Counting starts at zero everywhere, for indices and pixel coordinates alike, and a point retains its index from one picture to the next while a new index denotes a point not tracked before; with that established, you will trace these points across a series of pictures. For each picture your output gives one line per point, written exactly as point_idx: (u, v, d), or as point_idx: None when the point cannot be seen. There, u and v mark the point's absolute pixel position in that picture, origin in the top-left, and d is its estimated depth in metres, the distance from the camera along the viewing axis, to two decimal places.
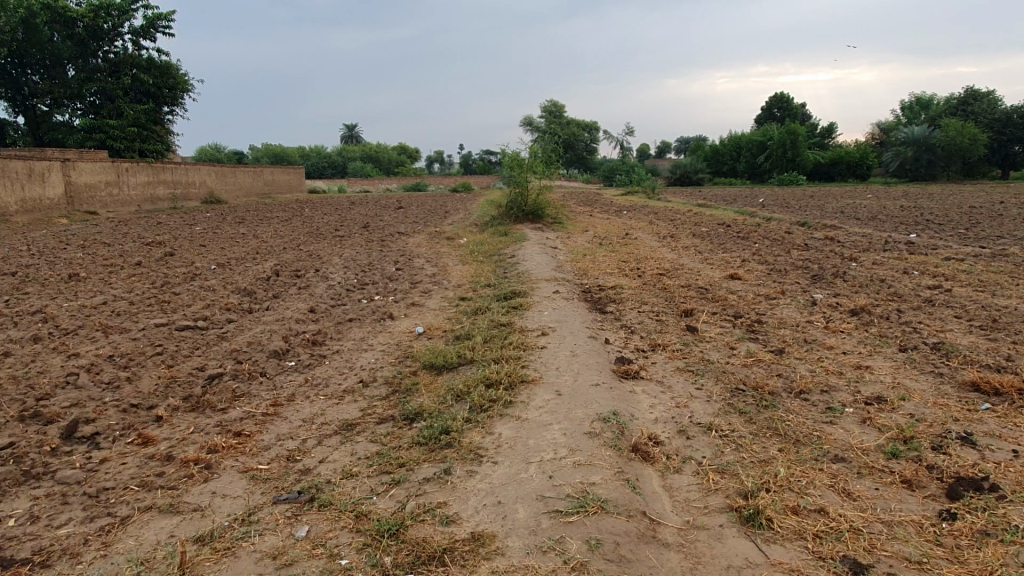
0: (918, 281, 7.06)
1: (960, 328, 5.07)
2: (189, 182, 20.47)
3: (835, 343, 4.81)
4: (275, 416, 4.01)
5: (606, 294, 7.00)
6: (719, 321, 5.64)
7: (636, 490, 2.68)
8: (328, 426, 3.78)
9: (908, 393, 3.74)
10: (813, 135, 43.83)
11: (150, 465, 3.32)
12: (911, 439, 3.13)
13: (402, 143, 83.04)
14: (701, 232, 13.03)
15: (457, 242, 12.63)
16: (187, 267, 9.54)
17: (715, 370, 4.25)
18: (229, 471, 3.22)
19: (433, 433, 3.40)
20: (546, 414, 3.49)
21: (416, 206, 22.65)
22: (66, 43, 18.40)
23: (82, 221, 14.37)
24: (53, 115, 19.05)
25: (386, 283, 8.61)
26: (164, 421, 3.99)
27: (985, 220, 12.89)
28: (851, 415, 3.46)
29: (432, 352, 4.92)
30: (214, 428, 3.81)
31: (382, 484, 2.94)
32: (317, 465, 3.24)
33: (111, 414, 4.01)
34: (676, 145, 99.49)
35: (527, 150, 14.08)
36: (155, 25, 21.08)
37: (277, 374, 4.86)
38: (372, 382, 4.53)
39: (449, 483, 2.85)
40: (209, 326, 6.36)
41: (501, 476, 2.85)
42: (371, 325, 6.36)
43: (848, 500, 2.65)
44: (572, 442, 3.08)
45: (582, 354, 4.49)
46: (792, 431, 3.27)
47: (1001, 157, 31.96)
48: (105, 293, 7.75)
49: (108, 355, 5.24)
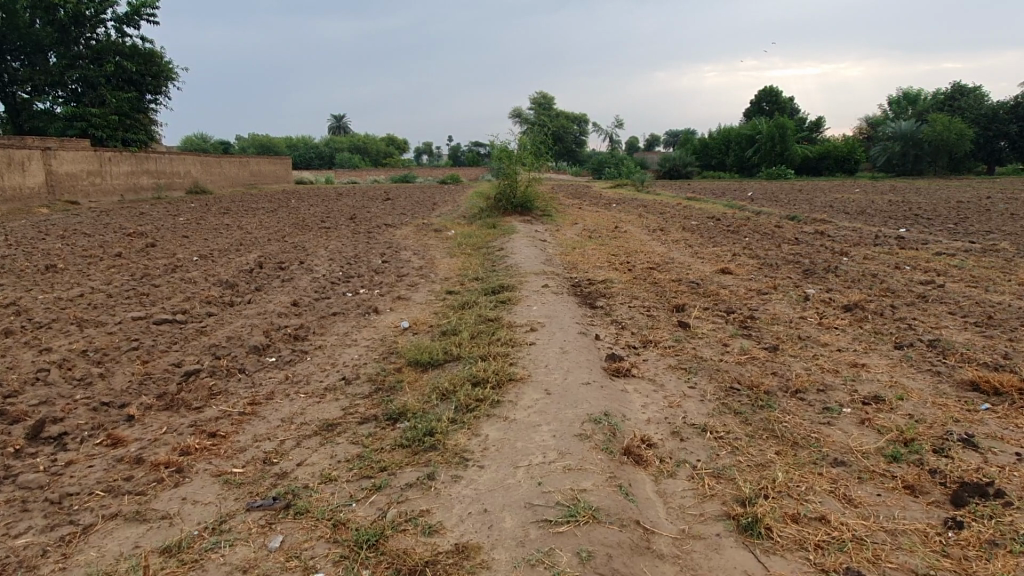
0: (911, 277, 7.00)
1: (955, 324, 5.01)
2: (173, 171, 20.05)
3: (829, 339, 4.72)
4: (252, 416, 3.84)
5: (596, 288, 6.89)
6: (711, 316, 5.55)
7: (629, 497, 2.56)
8: (307, 426, 3.62)
9: (906, 391, 3.67)
10: (802, 128, 43.94)
11: (117, 468, 3.15)
12: (912, 441, 3.04)
13: (391, 137, 82.43)
14: (690, 226, 12.93)
15: (444, 234, 12.45)
16: (168, 258, 9.29)
17: (709, 368, 4.14)
18: (201, 475, 3.06)
19: (417, 435, 3.25)
20: (534, 414, 3.36)
21: (404, 198, 22.44)
22: (47, 30, 17.82)
23: (62, 211, 14.01)
24: (33, 102, 18.53)
25: (372, 276, 8.42)
26: (135, 421, 3.80)
27: (972, 215, 12.97)
28: (848, 415, 3.37)
29: (418, 348, 4.77)
30: (188, 428, 3.63)
31: (363, 489, 2.79)
32: (295, 469, 3.09)
33: (80, 414, 3.84)
34: (665, 138, 99.47)
35: (517, 141, 13.88)
36: (140, 12, 20.58)
37: (256, 371, 4.68)
38: (355, 380, 4.37)
39: (432, 490, 2.71)
40: (188, 319, 6.16)
41: (488, 482, 2.71)
42: (356, 320, 6.19)
43: (849, 506, 2.55)
44: (561, 446, 2.95)
45: (572, 351, 4.37)
46: (789, 432, 3.16)
47: (987, 153, 32.17)
48: (82, 285, 7.49)
49: (81, 350, 5.04)
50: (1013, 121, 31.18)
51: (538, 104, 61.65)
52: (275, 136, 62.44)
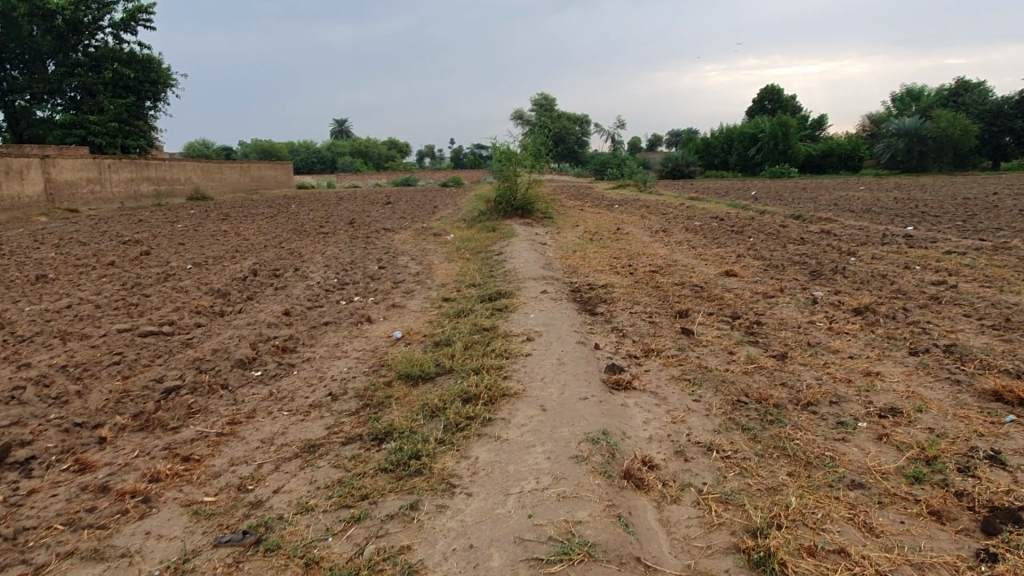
0: (922, 277, 6.76)
1: (972, 327, 4.78)
2: (174, 177, 19.88)
3: (840, 345, 4.49)
4: (230, 437, 3.64)
5: (597, 293, 6.67)
6: (716, 322, 5.31)
7: (629, 529, 2.34)
8: (288, 448, 3.41)
9: (925, 403, 3.43)
10: (804, 126, 43.66)
11: (80, 499, 2.99)
12: (935, 459, 2.80)
13: (393, 141, 82.62)
14: (694, 227, 12.69)
15: (443, 238, 12.22)
16: (162, 267, 9.09)
17: (714, 379, 3.91)
18: (169, 507, 2.88)
19: (402, 458, 3.03)
20: (529, 433, 3.15)
21: (405, 201, 22.25)
22: (45, 37, 17.72)
23: (61, 219, 13.84)
24: (32, 111, 18.45)
25: (367, 283, 8.22)
26: (107, 444, 3.61)
27: (980, 212, 12.74)
28: (865, 430, 3.13)
29: (409, 360, 4.55)
30: (162, 451, 3.45)
31: (340, 521, 2.58)
32: (270, 497, 2.89)
33: (50, 435, 3.66)
34: (668, 138, 99.43)
35: (517, 142, 13.66)
36: (137, 18, 20.48)
37: (240, 387, 4.47)
38: (342, 396, 4.15)
39: (414, 522, 2.48)
40: (175, 330, 5.96)
41: (475, 512, 2.49)
42: (347, 330, 5.98)
43: (871, 536, 2.31)
44: (557, 470, 2.74)
45: (570, 363, 4.15)
46: (802, 451, 2.92)
47: (992, 148, 31.64)
48: (71, 296, 7.30)
49: (61, 366, 4.83)
50: (1017, 116, 30.86)
51: (538, 106, 61.36)
52: (277, 142, 62.60)
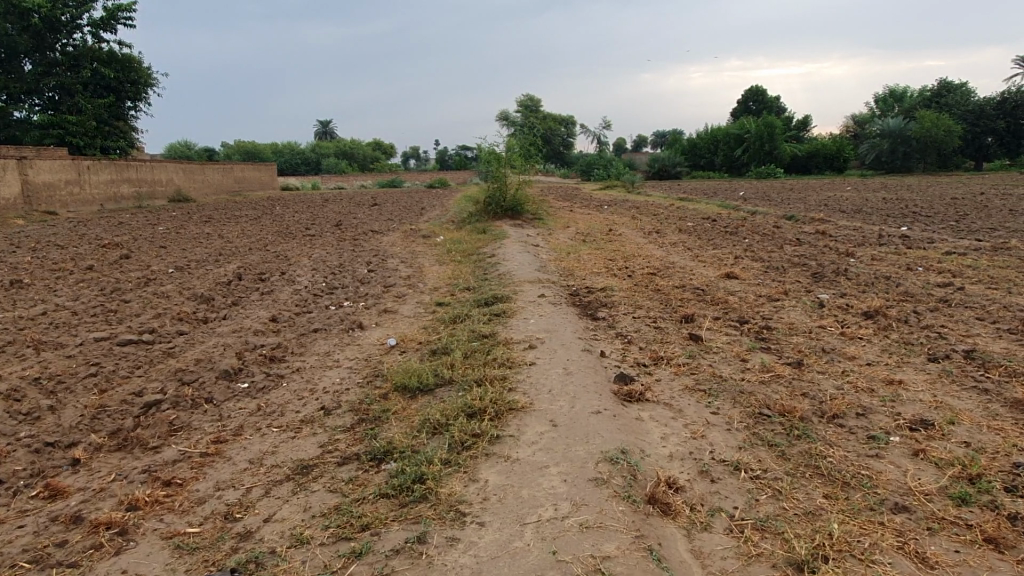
0: (927, 279, 6.63)
1: (987, 331, 4.64)
2: (155, 179, 19.36)
3: (856, 352, 4.32)
4: (215, 458, 3.36)
5: (596, 297, 6.44)
6: (723, 327, 5.12)
7: (662, 564, 2.12)
8: (279, 470, 3.15)
9: (956, 414, 3.26)
10: (790, 127, 43.99)
11: (49, 531, 2.71)
12: (979, 478, 2.63)
13: (378, 142, 82.28)
14: (687, 228, 12.53)
15: (432, 240, 11.94)
16: (143, 271, 8.72)
17: (732, 389, 3.71)
18: (148, 540, 2.61)
19: (404, 482, 2.78)
20: (540, 453, 2.91)
21: (392, 203, 21.96)
22: (22, 36, 17.13)
23: (37, 221, 13.34)
24: (9, 111, 17.49)
25: (357, 287, 7.92)
26: (80, 466, 3.32)
27: (971, 212, 12.79)
28: (898, 445, 2.95)
29: (405, 370, 4.28)
30: (141, 474, 3.17)
31: (341, 556, 2.33)
32: (261, 527, 2.63)
33: (18, 457, 3.35)
34: (653, 138, 100.05)
35: (506, 142, 13.45)
36: (116, 17, 19.92)
37: (225, 401, 4.18)
38: (336, 409, 3.89)
39: (423, 558, 2.24)
40: (157, 338, 5.64)
41: (490, 546, 2.26)
42: (338, 337, 5.70)
43: (927, 568, 2.12)
44: (577, 495, 2.51)
45: (577, 373, 3.92)
46: (836, 470, 2.73)
47: (975, 149, 31.98)
48: (46, 301, 6.93)
49: (33, 378, 4.50)
50: (999, 117, 31.27)
51: (523, 108, 61.23)
52: (261, 143, 61.88)
